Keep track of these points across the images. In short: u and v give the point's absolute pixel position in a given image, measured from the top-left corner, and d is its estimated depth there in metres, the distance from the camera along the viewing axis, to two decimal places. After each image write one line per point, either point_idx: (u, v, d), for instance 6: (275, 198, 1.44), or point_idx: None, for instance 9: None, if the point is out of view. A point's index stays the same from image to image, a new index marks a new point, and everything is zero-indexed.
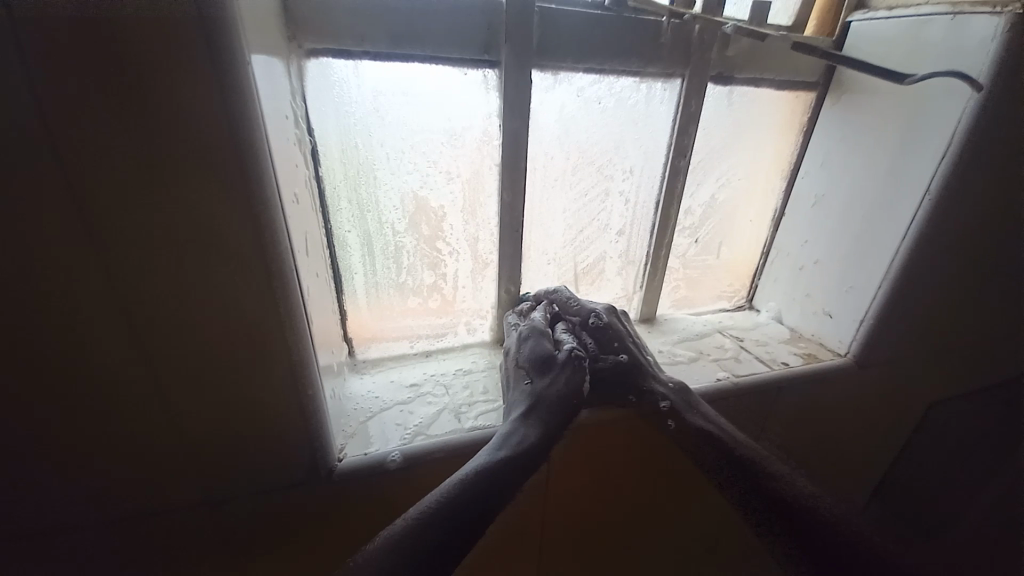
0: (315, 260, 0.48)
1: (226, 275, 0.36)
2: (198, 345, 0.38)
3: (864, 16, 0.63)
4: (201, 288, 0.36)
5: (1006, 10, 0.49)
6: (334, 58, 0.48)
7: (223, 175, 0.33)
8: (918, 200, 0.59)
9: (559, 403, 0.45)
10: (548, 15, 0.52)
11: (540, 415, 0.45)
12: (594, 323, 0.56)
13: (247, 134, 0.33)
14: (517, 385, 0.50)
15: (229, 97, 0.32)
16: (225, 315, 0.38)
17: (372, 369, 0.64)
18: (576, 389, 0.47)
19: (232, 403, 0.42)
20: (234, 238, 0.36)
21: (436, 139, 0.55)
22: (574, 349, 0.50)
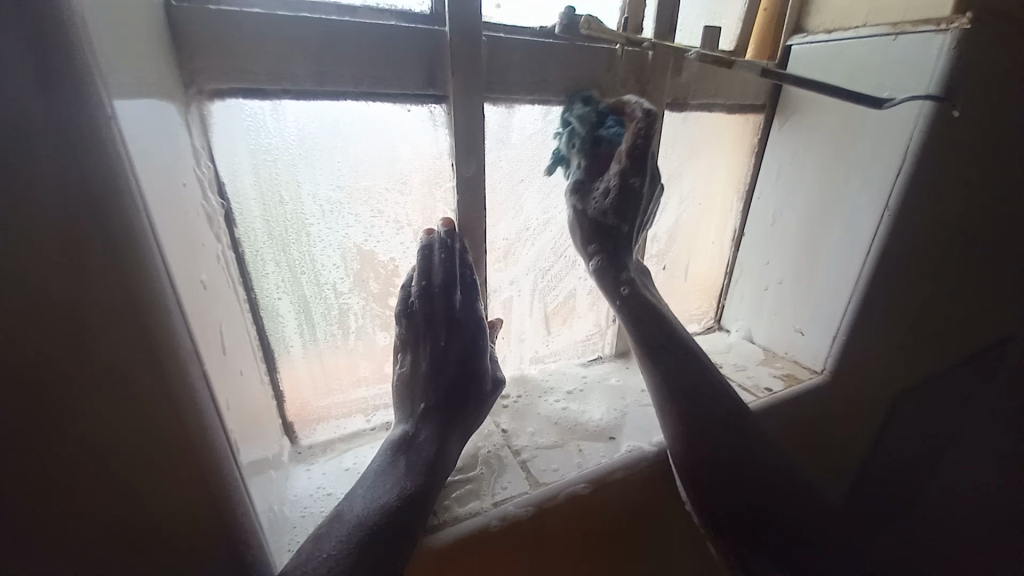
0: (233, 346, 0.38)
1: (119, 384, 0.28)
2: (82, 478, 0.29)
3: (803, 40, 0.64)
4: (87, 405, 0.27)
5: (952, 27, 0.50)
6: (245, 99, 0.39)
7: (90, 265, 0.25)
8: (878, 216, 0.59)
9: (429, 452, 0.45)
10: (497, 44, 0.47)
11: (413, 457, 0.44)
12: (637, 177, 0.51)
13: (120, 209, 0.25)
14: (407, 403, 0.49)
15: (84, 165, 0.23)
16: (128, 432, 0.29)
17: (321, 454, 0.54)
18: (447, 432, 0.47)
19: (145, 540, 0.32)
20: (121, 339, 0.27)
21: (379, 185, 0.48)
22: (452, 373, 0.49)
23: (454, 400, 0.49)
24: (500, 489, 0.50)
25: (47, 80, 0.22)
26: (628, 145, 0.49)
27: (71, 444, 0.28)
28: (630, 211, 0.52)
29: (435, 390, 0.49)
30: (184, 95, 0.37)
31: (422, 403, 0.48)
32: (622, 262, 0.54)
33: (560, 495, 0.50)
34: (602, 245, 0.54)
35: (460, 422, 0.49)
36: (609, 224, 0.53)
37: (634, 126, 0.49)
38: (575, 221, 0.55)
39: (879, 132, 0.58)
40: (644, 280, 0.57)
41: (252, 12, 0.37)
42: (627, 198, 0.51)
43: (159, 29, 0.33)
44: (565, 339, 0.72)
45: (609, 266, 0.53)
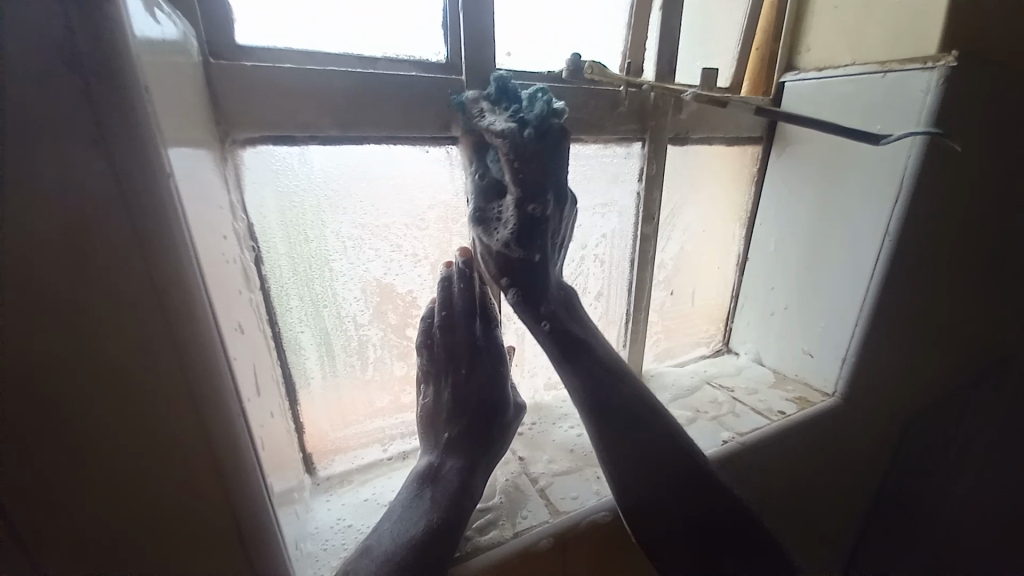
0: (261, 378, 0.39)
1: (162, 426, 0.28)
2: (131, 518, 0.29)
3: (796, 77, 0.67)
4: (135, 445, 0.28)
5: (938, 65, 0.52)
6: (275, 145, 0.42)
7: (146, 312, 0.26)
8: (879, 241, 0.61)
9: (455, 483, 0.46)
10: (509, 88, 0.50)
11: (439, 489, 0.45)
12: (530, 210, 0.40)
13: (174, 259, 0.26)
14: (433, 434, 0.50)
15: (142, 217, 0.24)
16: (180, 471, 0.29)
17: (339, 486, 0.54)
18: (473, 461, 0.48)
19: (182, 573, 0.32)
20: (169, 381, 0.27)
21: (399, 221, 0.50)
22: (476, 402, 0.51)
23: (476, 429, 0.50)
24: (520, 518, 0.50)
25: (113, 145, 0.23)
26: (544, 164, 0.40)
27: (114, 484, 0.28)
28: (535, 235, 0.41)
29: (460, 419, 0.50)
30: (220, 144, 0.39)
31: (446, 432, 0.50)
32: (541, 294, 0.44)
33: (581, 524, 0.50)
34: (519, 285, 0.43)
35: (483, 450, 0.49)
36: (518, 257, 0.42)
37: (590, 127, 0.44)
38: (485, 259, 0.44)
39: (873, 162, 0.60)
40: (571, 309, 0.48)
41: (283, 68, 0.40)
42: (531, 227, 0.41)
43: (200, 86, 0.36)
44: None
45: (527, 303, 0.43)
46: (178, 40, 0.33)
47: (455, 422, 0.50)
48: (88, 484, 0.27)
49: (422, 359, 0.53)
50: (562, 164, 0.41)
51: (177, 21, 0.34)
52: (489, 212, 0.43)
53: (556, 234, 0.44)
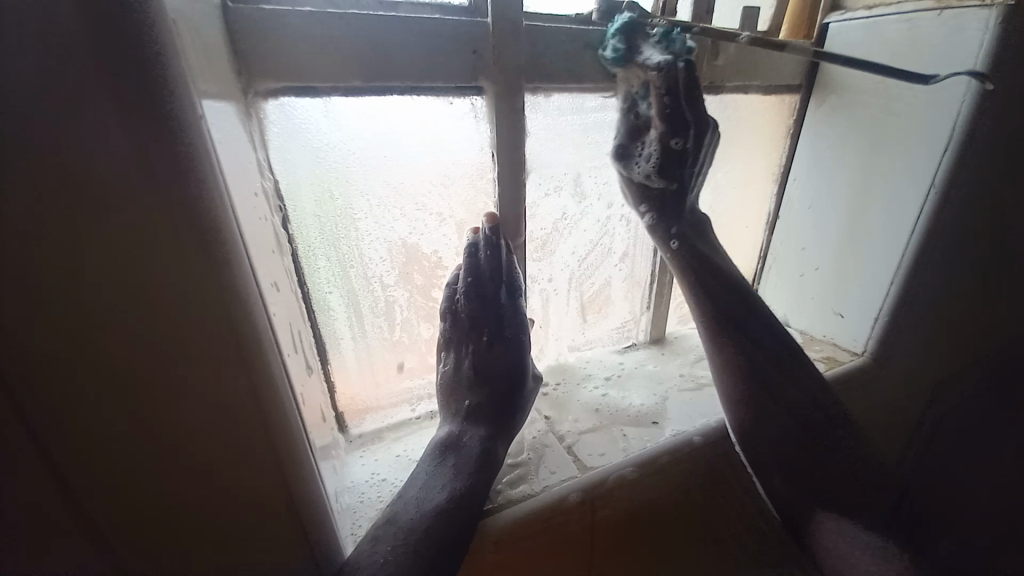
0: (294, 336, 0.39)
1: (213, 370, 0.29)
2: (179, 452, 0.30)
3: (841, 17, 0.62)
4: (188, 389, 0.29)
5: (998, 1, 0.49)
6: (297, 98, 0.40)
7: (190, 261, 0.27)
8: (924, 195, 0.58)
9: (479, 454, 0.46)
10: (537, 33, 0.47)
11: (463, 459, 0.46)
12: (672, 146, 0.50)
13: (211, 206, 0.26)
14: (454, 404, 0.51)
15: (182, 161, 0.25)
16: (221, 407, 0.30)
17: (371, 443, 0.55)
18: (495, 434, 0.49)
19: (230, 512, 0.33)
20: (215, 329, 0.28)
21: (424, 179, 0.49)
22: (497, 375, 0.51)
23: (497, 399, 0.50)
24: (549, 474, 0.51)
25: (149, 89, 0.23)
26: (658, 110, 0.48)
27: (171, 425, 0.30)
28: (670, 173, 0.53)
29: (481, 390, 0.50)
30: (242, 96, 0.38)
31: (468, 402, 0.50)
32: (674, 216, 0.56)
33: (608, 480, 0.51)
34: (654, 209, 0.56)
35: (503, 421, 0.50)
36: (656, 188, 0.55)
37: (654, 86, 0.47)
38: (625, 187, 0.57)
39: (919, 109, 0.57)
40: (701, 232, 0.57)
41: (303, 12, 0.37)
42: (671, 162, 0.52)
43: (219, 33, 0.34)
44: (600, 328, 0.72)
45: (660, 220, 0.56)
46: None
47: (476, 394, 0.50)
48: (138, 418, 0.29)
49: (444, 329, 0.52)
50: (682, 108, 0.47)
51: None
52: (632, 148, 0.54)
53: (695, 168, 0.53)
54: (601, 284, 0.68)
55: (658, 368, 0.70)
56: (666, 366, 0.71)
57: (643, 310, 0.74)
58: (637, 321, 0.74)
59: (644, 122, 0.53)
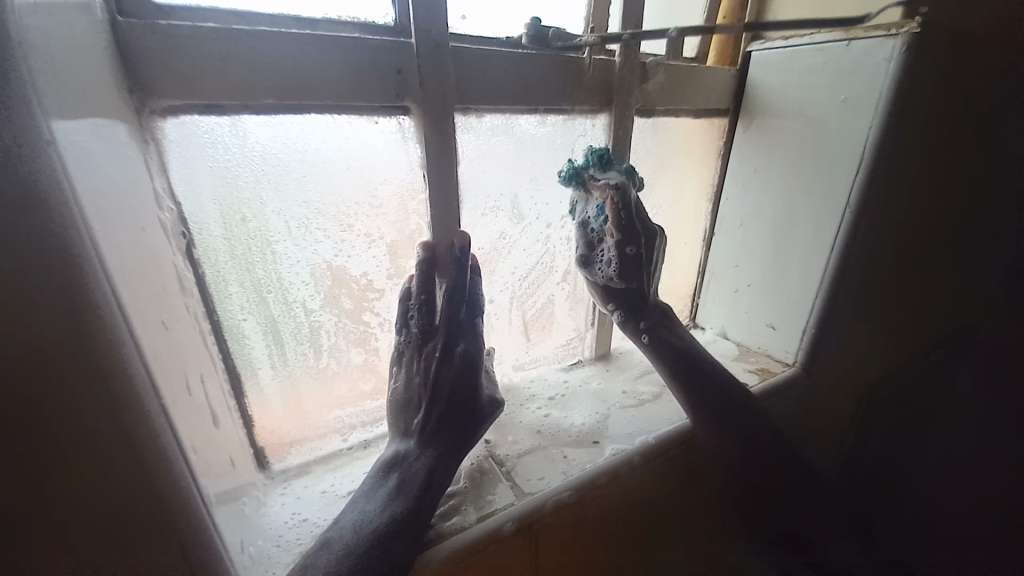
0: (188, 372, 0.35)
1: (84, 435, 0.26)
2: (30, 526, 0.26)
3: (762, 46, 0.66)
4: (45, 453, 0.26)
5: (902, 31, 0.52)
6: (201, 116, 0.38)
7: (46, 309, 0.23)
8: (840, 215, 0.61)
9: (426, 476, 0.44)
10: (464, 54, 0.46)
11: (410, 481, 0.44)
12: (629, 252, 0.56)
13: (75, 253, 0.23)
14: (405, 421, 0.48)
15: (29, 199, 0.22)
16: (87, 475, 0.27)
17: (296, 479, 0.52)
18: (445, 453, 0.47)
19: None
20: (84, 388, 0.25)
21: (348, 199, 0.47)
22: (451, 392, 0.48)
23: (453, 417, 0.48)
24: (488, 501, 0.49)
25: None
26: (614, 221, 0.54)
27: (20, 498, 0.25)
28: (635, 275, 0.58)
29: (431, 407, 0.48)
30: (135, 115, 0.35)
31: (422, 419, 0.48)
32: (640, 312, 0.61)
33: (546, 506, 0.49)
34: (623, 309, 0.61)
35: (458, 440, 0.48)
36: (620, 288, 0.60)
37: (610, 200, 0.53)
38: (592, 289, 0.61)
39: (835, 134, 0.60)
40: (668, 319, 0.64)
41: (206, 27, 0.35)
42: (627, 266, 0.57)
43: (104, 48, 0.32)
44: (544, 346, 0.72)
45: (631, 316, 0.61)
46: None
47: (428, 412, 0.48)
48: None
49: (401, 345, 0.50)
50: (636, 221, 0.54)
51: None
52: (592, 256, 0.58)
53: (648, 284, 0.61)
54: (543, 303, 0.68)
55: (602, 386, 0.70)
56: (611, 382, 0.71)
57: (587, 327, 0.74)
58: (582, 338, 0.75)
59: (593, 236, 0.57)
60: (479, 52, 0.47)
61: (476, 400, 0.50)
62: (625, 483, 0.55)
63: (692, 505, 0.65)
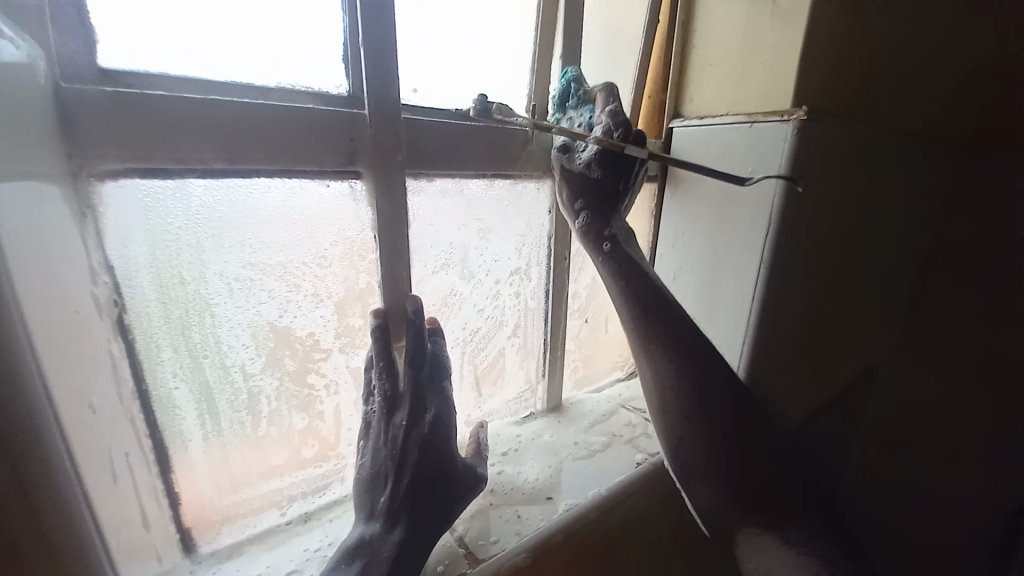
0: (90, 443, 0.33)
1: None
2: None
3: (683, 123, 0.75)
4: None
5: (792, 118, 0.61)
6: (141, 179, 0.37)
7: None
8: (756, 269, 0.67)
9: (393, 562, 0.42)
10: (415, 124, 0.49)
11: (374, 569, 0.41)
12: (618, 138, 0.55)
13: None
14: (369, 498, 0.45)
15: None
16: None
17: (227, 561, 0.47)
18: (416, 533, 0.44)
19: None
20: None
21: (297, 259, 0.47)
22: (419, 463, 0.46)
23: (421, 492, 0.46)
24: (438, 571, 0.47)
25: None
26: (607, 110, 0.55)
27: None
28: (613, 162, 0.57)
29: (397, 484, 0.45)
30: (69, 179, 0.34)
31: (387, 495, 0.45)
32: (607, 219, 0.59)
33: (498, 572, 0.48)
34: (589, 211, 0.58)
35: (427, 520, 0.46)
36: (596, 178, 0.58)
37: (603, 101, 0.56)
38: (565, 180, 0.60)
39: (744, 201, 0.68)
40: (630, 238, 0.60)
41: (154, 94, 0.35)
42: (613, 156, 0.57)
43: (42, 113, 0.31)
44: (496, 399, 0.72)
45: (596, 222, 0.58)
46: (22, 63, 0.29)
47: (394, 487, 0.45)
48: None
49: (369, 415, 0.48)
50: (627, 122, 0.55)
51: (20, 42, 0.30)
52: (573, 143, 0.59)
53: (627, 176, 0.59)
54: (494, 355, 0.68)
55: (555, 438, 0.70)
56: (563, 433, 0.72)
57: (539, 378, 0.75)
58: (533, 389, 0.75)
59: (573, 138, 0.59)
60: (428, 122, 0.50)
61: (448, 469, 0.48)
62: (579, 540, 0.55)
63: (645, 560, 0.65)
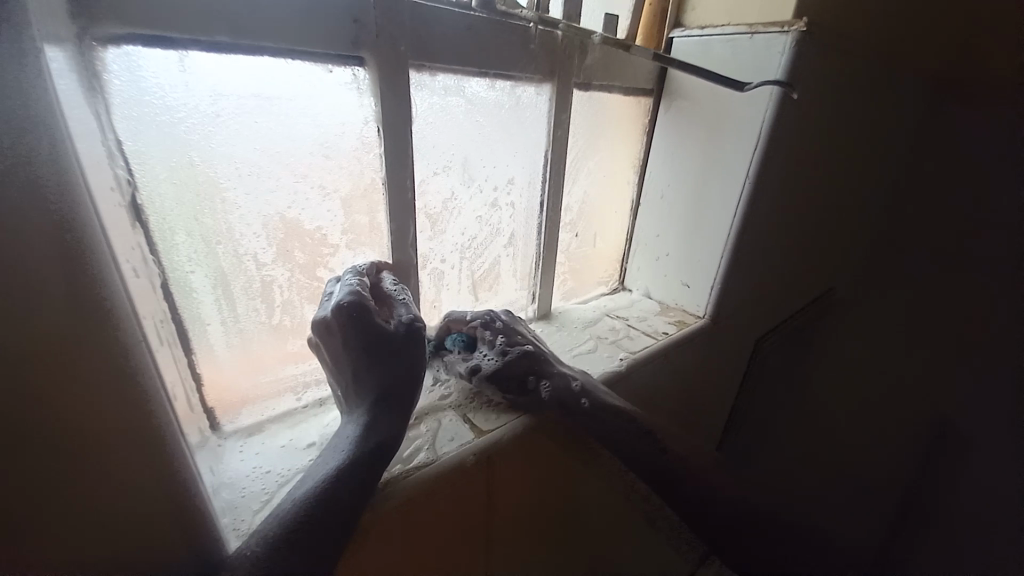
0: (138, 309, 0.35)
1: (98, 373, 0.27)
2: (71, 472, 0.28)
3: (683, 34, 0.73)
4: (38, 460, 0.26)
5: (792, 29, 0.61)
6: (145, 47, 0.35)
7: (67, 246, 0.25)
8: (741, 184, 0.71)
9: (358, 438, 0.42)
10: (418, 10, 0.48)
11: (345, 447, 0.42)
12: (497, 324, 0.63)
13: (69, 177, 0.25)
14: (341, 402, 0.47)
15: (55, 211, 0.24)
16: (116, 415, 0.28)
17: (251, 437, 0.51)
18: (370, 410, 0.44)
19: (97, 514, 0.29)
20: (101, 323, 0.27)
21: (303, 148, 0.46)
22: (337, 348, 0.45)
23: (361, 375, 0.45)
24: (447, 442, 0.53)
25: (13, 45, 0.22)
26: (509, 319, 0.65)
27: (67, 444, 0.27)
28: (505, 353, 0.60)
29: (342, 378, 0.46)
30: (74, 41, 0.32)
31: (356, 393, 0.45)
32: (536, 362, 0.60)
33: (502, 440, 0.54)
34: (519, 356, 0.60)
35: (378, 395, 0.44)
36: (527, 353, 0.60)
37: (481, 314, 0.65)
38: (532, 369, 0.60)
39: (736, 116, 0.70)
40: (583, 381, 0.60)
41: None
42: (503, 330, 0.63)
43: None
44: (490, 306, 0.75)
45: (527, 358, 0.59)
46: None
47: (343, 382, 0.46)
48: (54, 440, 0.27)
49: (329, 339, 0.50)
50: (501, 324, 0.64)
51: None
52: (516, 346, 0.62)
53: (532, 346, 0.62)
54: (491, 263, 0.71)
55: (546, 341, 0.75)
56: (554, 336, 0.77)
57: (530, 287, 0.79)
58: (525, 297, 0.79)
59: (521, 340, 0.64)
60: (433, 9, 0.49)
61: (377, 341, 0.45)
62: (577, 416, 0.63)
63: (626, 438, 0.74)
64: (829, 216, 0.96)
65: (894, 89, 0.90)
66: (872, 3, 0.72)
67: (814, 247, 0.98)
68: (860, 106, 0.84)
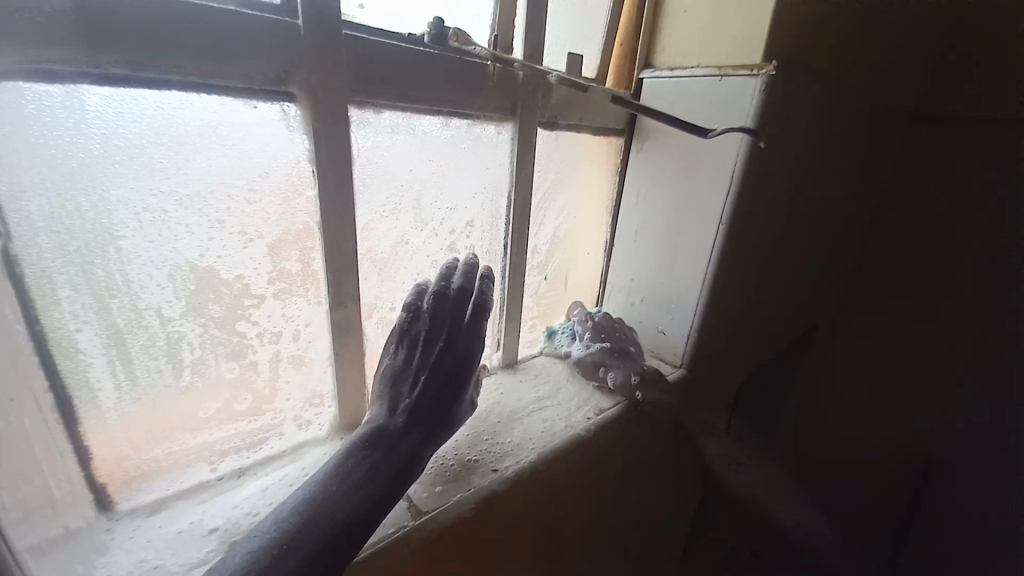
0: None
1: None
2: None
3: (652, 74, 0.71)
4: None
5: (761, 73, 0.60)
6: (31, 81, 0.31)
7: None
8: (716, 227, 0.68)
9: (400, 461, 0.43)
10: (358, 43, 0.44)
11: (375, 473, 0.41)
12: (595, 323, 0.77)
13: None
14: (386, 400, 0.47)
15: None
16: None
17: (149, 518, 0.44)
18: (425, 437, 0.46)
19: None
20: None
21: (221, 189, 0.41)
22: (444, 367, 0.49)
23: (441, 402, 0.48)
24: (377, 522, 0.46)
25: None
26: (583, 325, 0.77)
27: None
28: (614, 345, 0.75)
29: (423, 386, 0.48)
30: None
31: (419, 407, 0.47)
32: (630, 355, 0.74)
33: (443, 522, 0.47)
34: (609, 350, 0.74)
35: (437, 425, 0.47)
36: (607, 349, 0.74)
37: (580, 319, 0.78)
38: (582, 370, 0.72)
39: (708, 158, 0.67)
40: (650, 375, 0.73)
41: None
42: (604, 328, 0.77)
43: None
44: None
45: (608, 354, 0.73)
46: None
47: (414, 391, 0.48)
48: None
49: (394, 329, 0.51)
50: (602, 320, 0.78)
51: None
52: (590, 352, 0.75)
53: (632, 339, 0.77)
54: None
55: (506, 393, 0.69)
56: (516, 388, 0.71)
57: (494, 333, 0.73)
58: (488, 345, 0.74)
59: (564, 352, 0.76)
60: (375, 43, 0.45)
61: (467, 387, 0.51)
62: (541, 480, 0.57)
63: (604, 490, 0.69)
64: (808, 259, 0.93)
65: (867, 132, 0.89)
66: (841, 50, 0.72)
67: (793, 290, 0.95)
68: (834, 150, 0.82)
